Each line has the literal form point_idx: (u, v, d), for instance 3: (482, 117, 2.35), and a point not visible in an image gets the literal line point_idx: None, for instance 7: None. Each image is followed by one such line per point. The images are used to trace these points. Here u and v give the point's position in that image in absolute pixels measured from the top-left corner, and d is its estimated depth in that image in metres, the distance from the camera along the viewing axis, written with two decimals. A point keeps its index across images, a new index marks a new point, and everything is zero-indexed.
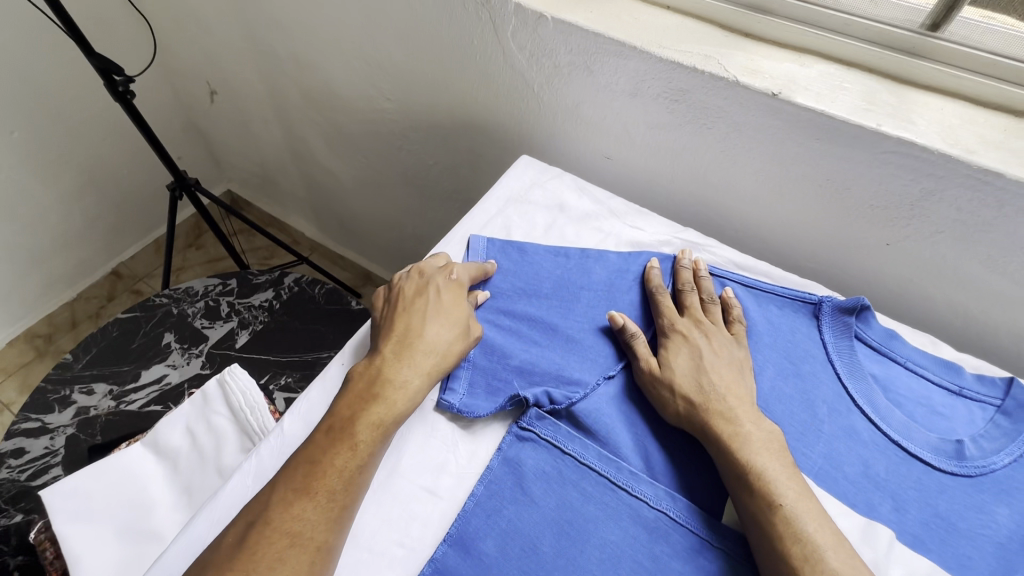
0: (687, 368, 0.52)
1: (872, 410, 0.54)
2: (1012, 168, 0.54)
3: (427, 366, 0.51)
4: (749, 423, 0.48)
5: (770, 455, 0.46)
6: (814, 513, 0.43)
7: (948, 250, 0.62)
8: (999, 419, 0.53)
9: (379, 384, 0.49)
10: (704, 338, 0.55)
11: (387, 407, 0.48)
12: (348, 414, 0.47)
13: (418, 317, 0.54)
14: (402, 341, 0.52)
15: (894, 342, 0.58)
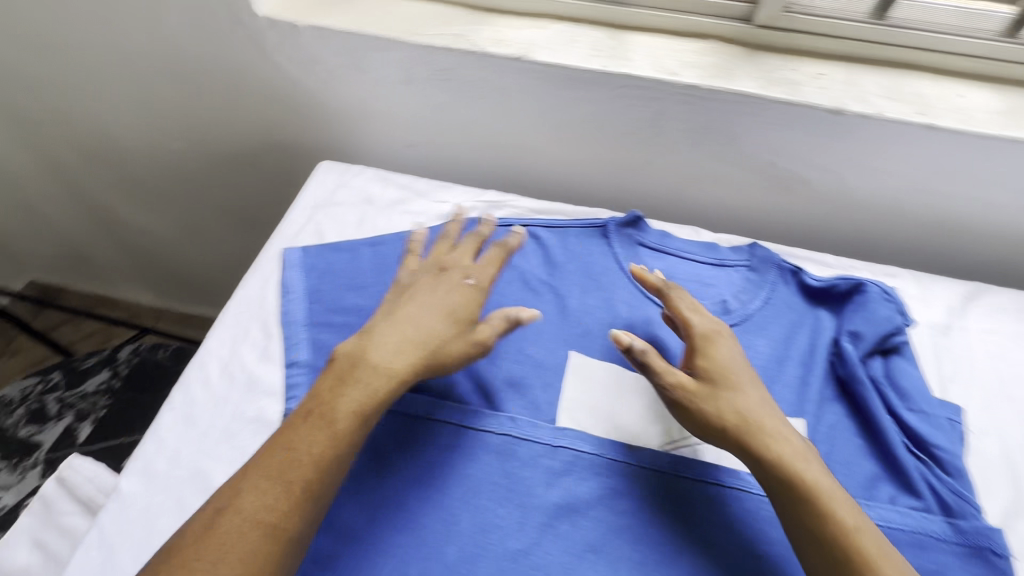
0: (731, 356, 0.54)
1: (659, 297, 0.65)
2: (704, 80, 0.68)
3: (431, 343, 0.51)
4: (756, 406, 0.50)
5: (774, 442, 0.48)
6: (771, 422, 0.49)
7: (689, 155, 0.75)
8: (749, 276, 0.68)
9: (360, 367, 0.49)
10: (698, 317, 0.57)
11: (359, 396, 0.47)
12: (327, 399, 0.47)
13: (412, 321, 0.52)
14: (388, 364, 0.49)
15: (668, 239, 0.71)
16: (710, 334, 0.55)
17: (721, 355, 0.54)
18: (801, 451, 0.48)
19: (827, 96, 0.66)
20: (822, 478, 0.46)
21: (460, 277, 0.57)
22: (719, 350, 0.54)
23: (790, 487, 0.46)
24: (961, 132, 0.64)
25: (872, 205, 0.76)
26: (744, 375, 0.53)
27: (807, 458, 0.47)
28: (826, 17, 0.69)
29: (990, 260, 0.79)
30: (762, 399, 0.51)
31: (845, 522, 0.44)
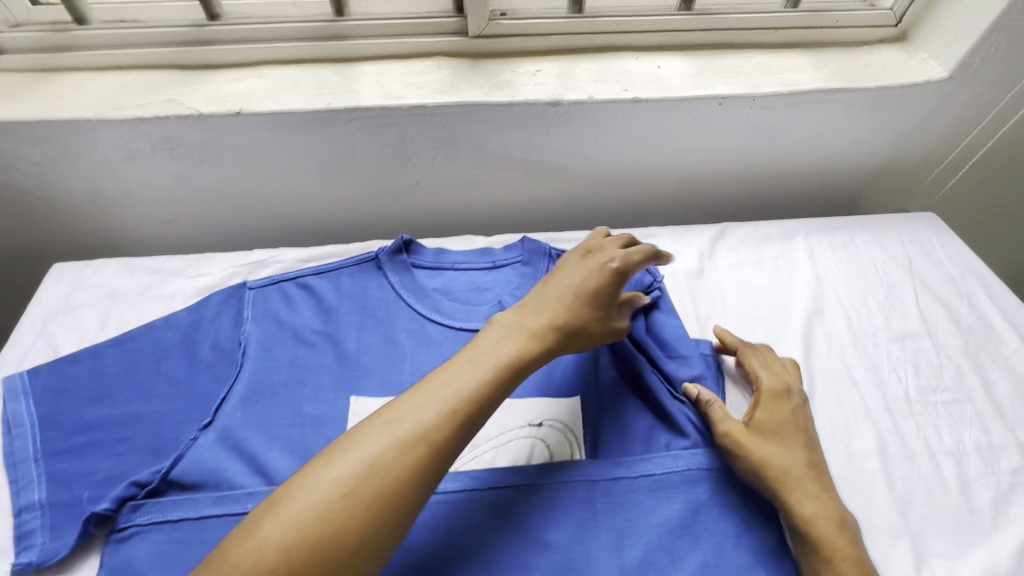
0: (778, 411, 0.58)
1: (439, 314, 0.66)
2: (429, 98, 0.69)
3: (530, 328, 0.55)
4: (781, 461, 0.54)
5: (787, 485, 0.53)
6: (813, 509, 0.52)
7: (447, 168, 0.77)
8: (523, 270, 0.71)
9: (522, 312, 0.57)
10: (767, 374, 0.61)
11: (453, 395, 0.48)
12: (484, 347, 0.53)
13: (509, 332, 0.55)
14: (530, 332, 0.55)
15: (442, 255, 0.72)
16: (773, 400, 0.59)
17: (766, 419, 0.57)
18: (802, 461, 0.55)
19: (543, 91, 0.71)
20: (812, 507, 0.52)
21: (606, 264, 0.59)
22: (769, 405, 0.58)
23: (790, 509, 0.52)
24: (661, 100, 0.72)
25: (624, 176, 0.83)
26: (789, 424, 0.57)
27: (797, 493, 0.53)
28: (531, 19, 0.74)
29: (738, 198, 0.90)
30: (803, 445, 0.56)
31: (835, 536, 0.50)
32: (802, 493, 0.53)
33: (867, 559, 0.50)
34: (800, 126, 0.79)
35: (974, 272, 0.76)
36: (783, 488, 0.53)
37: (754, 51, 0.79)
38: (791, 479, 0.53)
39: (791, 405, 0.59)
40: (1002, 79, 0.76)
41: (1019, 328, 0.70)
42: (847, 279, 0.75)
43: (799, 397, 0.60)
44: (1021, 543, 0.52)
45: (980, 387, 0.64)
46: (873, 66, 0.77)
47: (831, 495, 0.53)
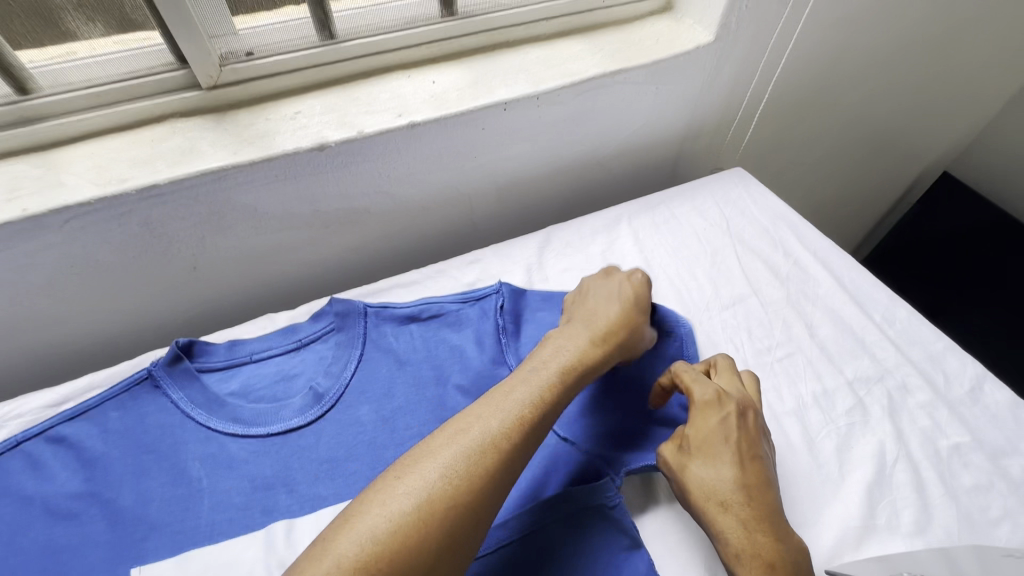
0: (707, 426, 0.52)
1: (239, 426, 0.55)
2: (162, 173, 0.57)
3: (570, 359, 0.53)
4: (706, 487, 0.49)
5: (710, 517, 0.48)
6: (744, 536, 0.46)
7: (224, 242, 0.66)
8: (338, 339, 0.62)
9: (563, 340, 0.55)
10: (698, 383, 0.54)
11: (484, 431, 0.44)
12: (521, 380, 0.50)
13: (568, 345, 0.54)
14: (585, 340, 0.55)
15: (235, 348, 0.61)
16: (704, 414, 0.53)
17: (694, 435, 0.52)
18: (738, 482, 0.49)
19: (303, 137, 0.62)
20: (736, 544, 0.46)
21: (630, 280, 0.62)
22: (699, 420, 0.53)
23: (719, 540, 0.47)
24: (439, 118, 0.66)
25: (435, 200, 0.76)
26: (720, 440, 0.51)
27: (722, 528, 0.47)
28: (275, 55, 0.65)
29: (564, 193, 0.87)
30: (733, 465, 0.49)
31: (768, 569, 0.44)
32: (732, 521, 0.47)
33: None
34: (596, 113, 0.77)
35: (783, 219, 0.78)
36: (709, 521, 0.48)
37: (530, 46, 0.76)
38: (715, 509, 0.48)
39: (720, 419, 0.52)
40: (761, 32, 0.79)
41: (828, 264, 0.73)
42: (673, 256, 0.74)
43: (736, 404, 0.52)
44: (866, 485, 0.53)
45: (806, 333, 0.66)
46: (647, 40, 0.77)
47: (769, 514, 0.47)
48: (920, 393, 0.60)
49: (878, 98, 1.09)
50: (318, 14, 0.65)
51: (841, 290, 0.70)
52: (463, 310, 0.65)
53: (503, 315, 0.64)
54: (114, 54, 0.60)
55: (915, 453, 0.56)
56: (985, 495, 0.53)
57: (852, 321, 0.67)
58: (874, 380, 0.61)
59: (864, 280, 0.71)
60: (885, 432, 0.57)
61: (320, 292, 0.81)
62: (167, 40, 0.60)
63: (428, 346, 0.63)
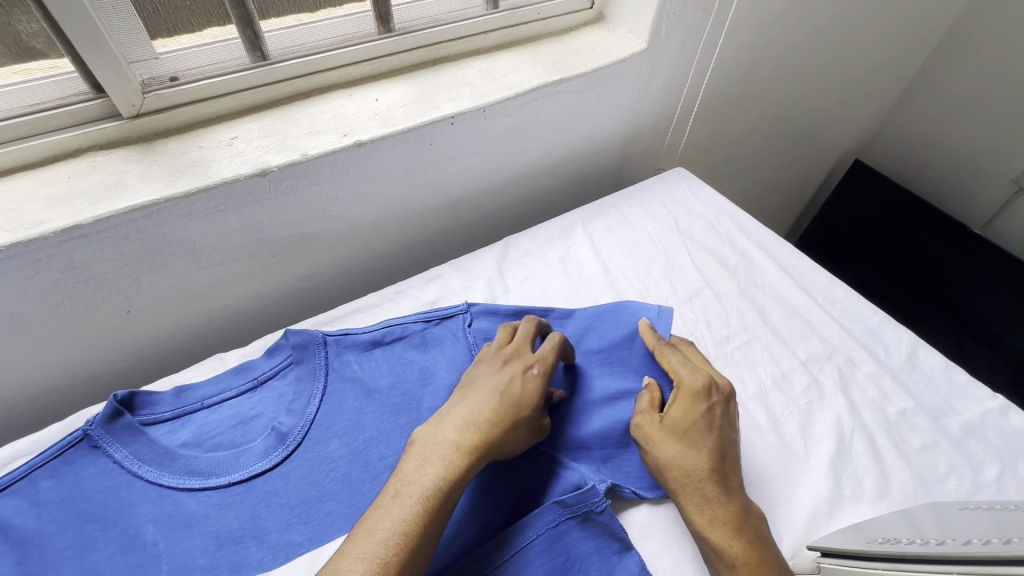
0: (691, 410, 0.53)
1: (196, 479, 0.51)
2: (84, 212, 0.52)
3: (442, 470, 0.46)
4: (685, 463, 0.50)
5: (685, 490, 0.50)
6: (712, 510, 0.48)
7: (161, 281, 0.61)
8: (298, 372, 0.58)
9: (438, 445, 0.48)
10: (685, 371, 0.57)
11: (383, 542, 0.41)
12: (410, 481, 0.46)
13: (436, 450, 0.48)
14: (452, 442, 0.48)
15: (183, 395, 0.56)
16: (691, 399, 0.54)
17: (678, 416, 0.53)
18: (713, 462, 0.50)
19: (243, 163, 0.59)
20: (710, 513, 0.48)
21: (519, 369, 0.55)
22: (685, 404, 0.54)
23: (690, 514, 0.49)
24: (386, 136, 0.64)
25: (387, 219, 0.74)
26: (700, 423, 0.53)
27: (696, 500, 0.49)
28: (203, 79, 0.61)
29: (516, 202, 0.88)
30: (710, 445, 0.51)
31: (733, 541, 0.46)
32: (701, 496, 0.49)
33: (772, 564, 0.45)
34: (541, 123, 0.78)
35: (726, 212, 0.82)
36: (684, 494, 0.50)
37: (470, 59, 0.77)
38: (690, 482, 0.50)
39: (702, 406, 0.54)
40: (688, 39, 0.83)
41: (771, 252, 0.77)
42: (628, 256, 0.76)
43: (720, 395, 0.55)
44: (830, 459, 0.56)
45: (760, 320, 0.69)
46: (583, 50, 0.80)
47: (734, 494, 0.49)
48: (865, 364, 0.65)
49: (795, 94, 1.17)
50: (247, 34, 0.62)
51: (786, 277, 0.74)
52: (428, 330, 0.64)
53: (471, 332, 0.64)
54: (15, 85, 0.54)
55: (869, 422, 0.60)
56: (932, 453, 0.57)
57: (798, 305, 0.71)
58: (825, 358, 0.65)
59: (804, 264, 0.76)
60: (841, 405, 0.61)
61: (270, 324, 0.77)
62: (80, 67, 0.55)
63: (395, 371, 0.61)
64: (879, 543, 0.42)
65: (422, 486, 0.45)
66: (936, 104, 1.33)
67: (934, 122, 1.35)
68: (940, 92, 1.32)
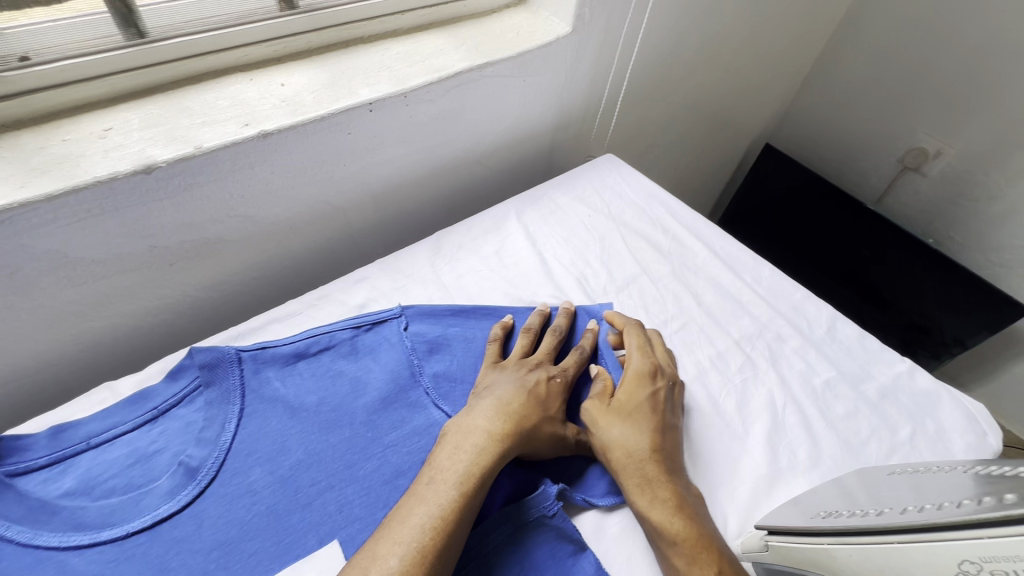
0: (637, 393, 0.55)
1: (84, 534, 0.43)
2: None
3: (476, 457, 0.46)
4: (626, 445, 0.51)
5: (626, 473, 0.50)
6: (654, 489, 0.48)
7: (26, 300, 0.51)
8: (208, 397, 0.51)
9: (468, 432, 0.48)
10: (637, 357, 0.58)
11: (419, 529, 0.40)
12: (444, 463, 0.45)
13: (466, 436, 0.48)
14: (485, 430, 0.48)
15: (62, 436, 0.48)
16: (637, 382, 0.56)
17: (624, 400, 0.55)
18: (655, 442, 0.51)
19: (120, 159, 0.50)
20: (651, 493, 0.48)
21: (546, 374, 0.56)
22: (632, 386, 0.55)
23: (633, 496, 0.49)
24: (296, 125, 0.58)
25: (303, 218, 0.67)
26: (647, 406, 0.54)
27: (637, 480, 0.49)
28: (64, 59, 0.51)
29: (444, 194, 0.83)
30: (652, 428, 0.52)
31: (675, 519, 0.46)
32: (644, 476, 0.49)
33: (712, 539, 0.46)
34: (468, 109, 0.74)
35: (656, 198, 0.83)
36: (624, 475, 0.50)
37: (388, 41, 0.71)
38: (630, 464, 0.50)
39: (649, 390, 0.55)
40: (611, 24, 0.82)
41: (701, 235, 0.79)
42: (565, 245, 0.74)
43: (665, 380, 0.56)
44: (766, 434, 0.58)
45: (694, 303, 0.70)
46: (508, 32, 0.76)
47: (674, 475, 0.50)
48: (793, 339, 0.67)
49: (712, 80, 1.21)
50: (118, 7, 0.53)
51: (716, 259, 0.76)
52: (358, 337, 0.59)
53: (407, 336, 0.60)
54: None
55: (799, 395, 0.62)
56: (855, 419, 0.61)
57: (729, 286, 0.73)
58: (756, 336, 0.67)
59: (732, 246, 0.78)
60: (772, 381, 0.63)
61: (171, 342, 0.68)
62: None
63: (324, 385, 0.55)
64: (823, 517, 0.41)
65: (459, 474, 0.44)
66: (835, 90, 1.44)
67: (833, 107, 1.46)
68: (835, 81, 1.43)
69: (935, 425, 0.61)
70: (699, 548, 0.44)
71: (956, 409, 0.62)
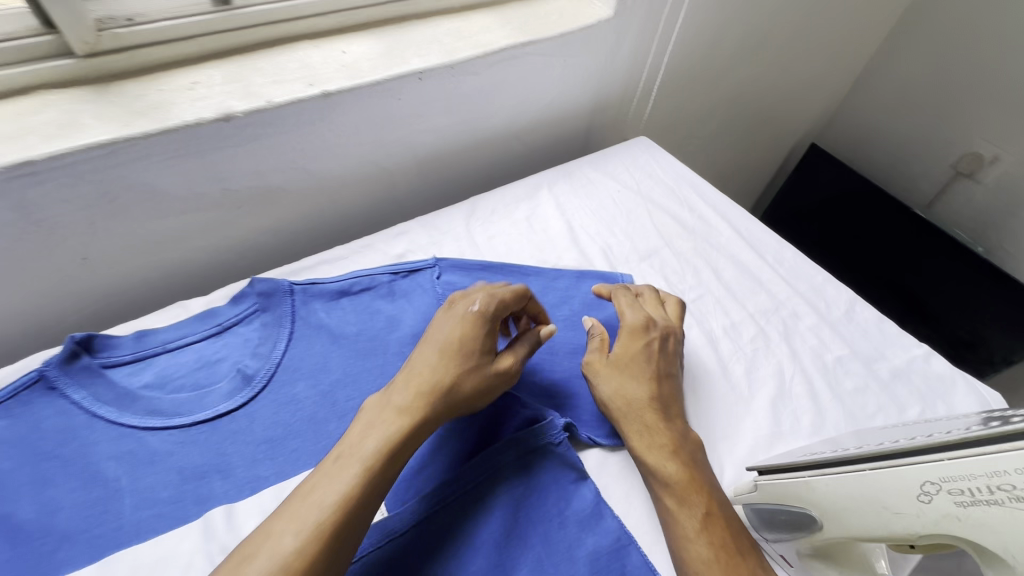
0: (632, 345, 0.58)
1: (158, 418, 0.51)
2: (37, 148, 0.51)
3: (429, 373, 0.49)
4: (626, 394, 0.54)
5: (627, 421, 0.53)
6: (652, 437, 0.51)
7: (120, 225, 0.60)
8: (264, 319, 0.59)
9: (428, 351, 0.51)
10: (631, 312, 0.61)
11: (375, 434, 0.45)
12: (403, 380, 0.49)
13: (425, 356, 0.51)
14: (442, 349, 0.51)
15: (145, 340, 0.55)
16: (632, 335, 0.59)
17: (620, 351, 0.58)
18: (654, 394, 0.55)
19: (204, 108, 0.58)
20: (650, 439, 0.51)
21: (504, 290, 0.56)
22: (627, 339, 0.59)
23: (633, 442, 0.52)
24: (354, 88, 0.64)
25: (353, 175, 0.74)
26: (643, 359, 0.57)
27: (637, 427, 0.52)
28: (161, 21, 0.59)
29: (483, 165, 0.89)
30: (648, 378, 0.56)
31: (670, 463, 0.50)
32: (643, 424, 0.52)
33: (704, 482, 0.49)
34: (509, 84, 0.79)
35: (686, 179, 0.86)
36: (625, 423, 0.53)
37: (439, 18, 0.77)
38: (631, 413, 0.53)
39: (645, 344, 0.58)
40: (653, 10, 0.86)
41: (727, 216, 0.81)
42: (592, 217, 0.78)
43: (659, 331, 0.59)
44: (771, 400, 0.61)
45: (714, 277, 0.73)
46: (551, 15, 0.81)
47: (671, 423, 0.53)
48: (808, 317, 0.69)
49: (755, 74, 1.22)
50: None
51: (739, 238, 0.78)
52: (396, 282, 0.65)
53: (439, 284, 0.65)
54: None
55: (810, 368, 0.64)
56: (863, 395, 0.62)
57: (749, 264, 0.75)
58: (772, 311, 0.70)
59: (756, 228, 0.80)
60: (783, 353, 0.65)
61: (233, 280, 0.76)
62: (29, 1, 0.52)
63: (363, 320, 0.62)
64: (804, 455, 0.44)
65: (413, 387, 0.48)
66: (887, 89, 1.41)
67: (884, 106, 1.43)
68: (888, 80, 1.40)
69: (945, 407, 0.62)
70: (690, 489, 0.48)
71: (970, 395, 0.62)
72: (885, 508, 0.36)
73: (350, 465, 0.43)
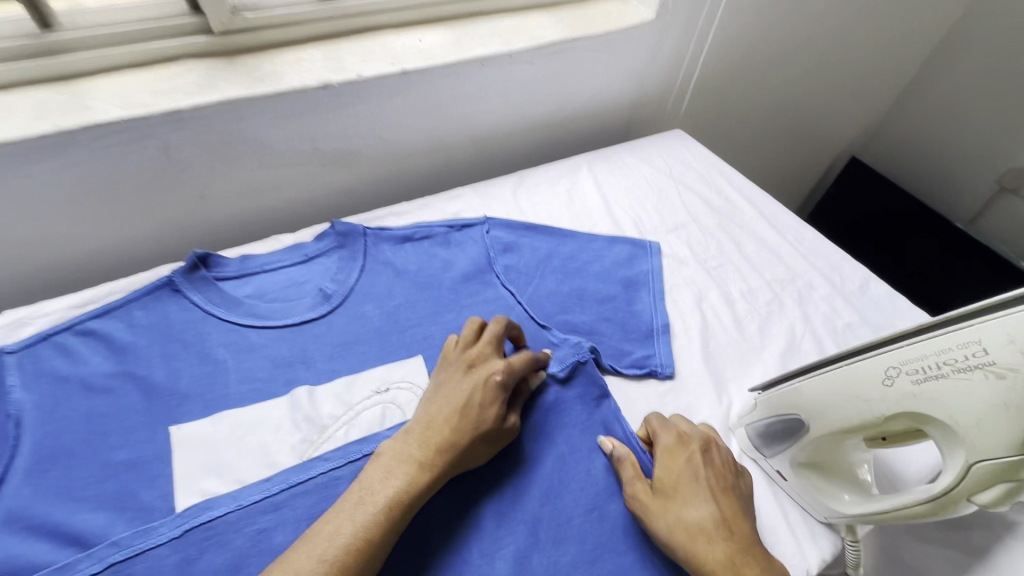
0: (672, 444, 0.55)
1: (257, 319, 0.62)
2: (183, 100, 0.65)
3: (460, 405, 0.53)
4: (678, 473, 0.53)
5: (680, 497, 0.51)
6: (707, 513, 0.50)
7: (232, 171, 0.73)
8: (342, 253, 0.70)
9: (456, 384, 0.55)
10: (668, 431, 0.56)
11: (413, 462, 0.49)
12: (435, 412, 0.53)
13: (451, 389, 0.54)
14: (467, 385, 0.54)
15: (249, 261, 0.67)
16: (677, 439, 0.56)
17: (671, 430, 0.57)
18: (712, 475, 0.53)
19: (308, 77, 0.71)
20: (703, 513, 0.50)
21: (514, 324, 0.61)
22: (671, 436, 0.56)
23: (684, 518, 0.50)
24: (428, 68, 0.76)
25: (418, 146, 0.86)
26: (692, 443, 0.55)
27: (690, 501, 0.51)
28: (278, 8, 0.73)
29: (529, 147, 0.99)
30: (699, 459, 0.54)
31: (726, 545, 0.48)
32: (698, 499, 0.51)
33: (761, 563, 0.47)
34: (558, 75, 0.89)
35: (716, 167, 0.93)
36: (677, 498, 0.51)
37: (500, 16, 0.88)
38: (685, 488, 0.52)
39: (696, 435, 0.56)
40: (692, 14, 0.95)
41: (752, 199, 0.88)
42: (627, 193, 0.87)
43: (699, 443, 0.55)
44: (780, 353, 0.67)
45: (736, 250, 0.79)
46: (599, 16, 0.91)
47: (728, 505, 0.51)
48: (822, 288, 0.75)
49: (793, 83, 1.28)
50: None
51: (762, 218, 0.85)
52: (451, 233, 0.75)
53: (488, 237, 0.75)
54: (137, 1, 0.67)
55: (820, 330, 0.70)
56: None
57: (770, 240, 0.81)
58: (788, 281, 0.76)
59: (779, 211, 0.86)
60: (796, 315, 0.72)
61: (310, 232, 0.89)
62: None
63: (422, 260, 0.72)
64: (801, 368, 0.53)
65: (447, 415, 0.52)
66: (928, 103, 1.44)
67: (925, 120, 1.45)
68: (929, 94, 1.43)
69: None
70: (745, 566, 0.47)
71: None
72: (859, 395, 0.45)
73: (392, 483, 0.47)
